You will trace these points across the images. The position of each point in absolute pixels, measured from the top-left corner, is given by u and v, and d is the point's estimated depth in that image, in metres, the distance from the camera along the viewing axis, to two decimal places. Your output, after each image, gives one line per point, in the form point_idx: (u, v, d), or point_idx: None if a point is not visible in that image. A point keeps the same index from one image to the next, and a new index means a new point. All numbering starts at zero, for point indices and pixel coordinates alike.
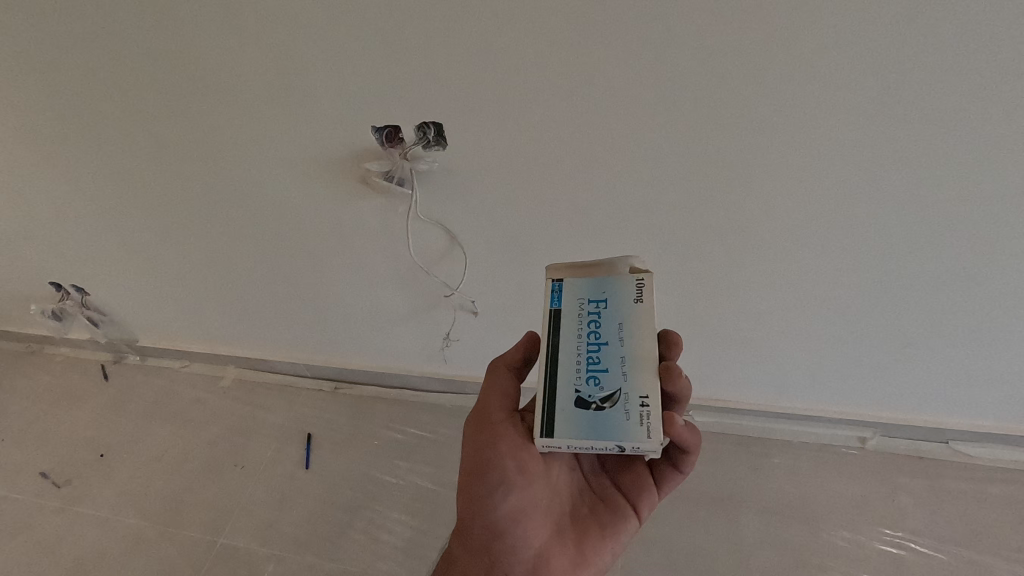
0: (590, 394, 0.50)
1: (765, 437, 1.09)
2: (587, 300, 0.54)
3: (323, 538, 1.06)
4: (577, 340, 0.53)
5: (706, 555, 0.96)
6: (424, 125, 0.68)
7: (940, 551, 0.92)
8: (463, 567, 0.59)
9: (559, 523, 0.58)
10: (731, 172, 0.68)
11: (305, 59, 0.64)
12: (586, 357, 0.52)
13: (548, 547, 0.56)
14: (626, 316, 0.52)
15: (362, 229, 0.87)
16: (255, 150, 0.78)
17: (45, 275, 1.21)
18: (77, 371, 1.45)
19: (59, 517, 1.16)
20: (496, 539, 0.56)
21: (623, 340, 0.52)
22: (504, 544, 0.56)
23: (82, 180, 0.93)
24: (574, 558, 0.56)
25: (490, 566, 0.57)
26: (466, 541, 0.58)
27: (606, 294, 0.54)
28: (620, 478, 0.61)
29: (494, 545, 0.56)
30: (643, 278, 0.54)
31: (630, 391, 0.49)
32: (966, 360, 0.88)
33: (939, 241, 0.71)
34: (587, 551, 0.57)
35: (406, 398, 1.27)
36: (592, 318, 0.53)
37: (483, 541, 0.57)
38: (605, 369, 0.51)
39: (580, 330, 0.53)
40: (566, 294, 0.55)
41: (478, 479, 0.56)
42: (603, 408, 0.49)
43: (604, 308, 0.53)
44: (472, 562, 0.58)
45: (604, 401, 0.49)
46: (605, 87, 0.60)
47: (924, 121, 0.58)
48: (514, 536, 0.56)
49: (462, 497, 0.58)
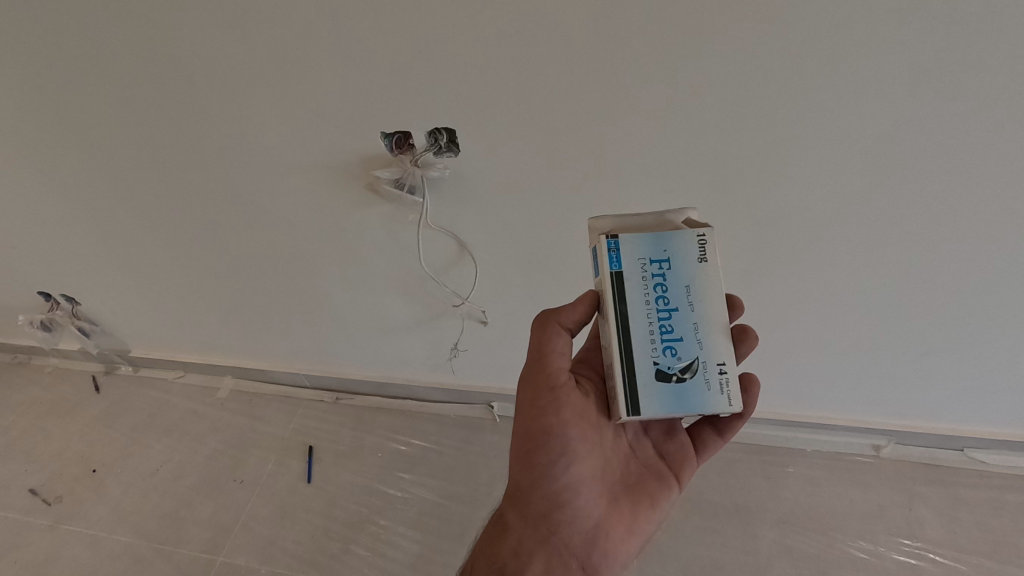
0: (668, 365, 0.51)
1: (777, 446, 1.08)
2: (649, 260, 0.52)
3: (327, 555, 1.03)
4: (646, 307, 0.52)
5: (722, 568, 0.95)
6: (435, 132, 0.65)
7: (960, 562, 0.91)
8: (518, 535, 0.60)
9: (612, 491, 0.59)
10: (755, 181, 0.66)
11: (314, 63, 0.61)
12: (658, 325, 0.51)
13: (605, 516, 0.58)
14: (693, 279, 0.52)
15: (370, 238, 0.85)
16: (258, 158, 0.75)
17: (34, 285, 1.17)
18: (67, 382, 1.41)
19: (51, 535, 1.12)
20: (556, 508, 0.58)
21: (692, 305, 0.52)
22: (563, 512, 0.58)
23: (76, 187, 0.89)
24: (629, 525, 0.58)
25: (547, 534, 0.59)
26: (522, 511, 0.60)
27: (667, 253, 0.52)
28: (665, 447, 0.62)
29: (553, 513, 0.58)
30: (704, 234, 0.52)
31: (708, 359, 0.51)
32: (984, 368, 0.87)
33: (965, 251, 0.70)
34: (641, 519, 0.59)
35: (409, 408, 1.24)
36: (657, 281, 0.52)
37: (542, 510, 0.59)
38: (680, 338, 0.51)
39: (648, 295, 0.52)
40: (627, 255, 0.52)
41: (539, 450, 0.57)
42: (683, 379, 0.51)
43: (668, 269, 0.52)
44: (527, 530, 0.59)
45: (683, 371, 0.51)
46: (627, 94, 0.58)
47: (955, 129, 0.56)
48: (573, 505, 0.58)
49: (519, 466, 0.59)
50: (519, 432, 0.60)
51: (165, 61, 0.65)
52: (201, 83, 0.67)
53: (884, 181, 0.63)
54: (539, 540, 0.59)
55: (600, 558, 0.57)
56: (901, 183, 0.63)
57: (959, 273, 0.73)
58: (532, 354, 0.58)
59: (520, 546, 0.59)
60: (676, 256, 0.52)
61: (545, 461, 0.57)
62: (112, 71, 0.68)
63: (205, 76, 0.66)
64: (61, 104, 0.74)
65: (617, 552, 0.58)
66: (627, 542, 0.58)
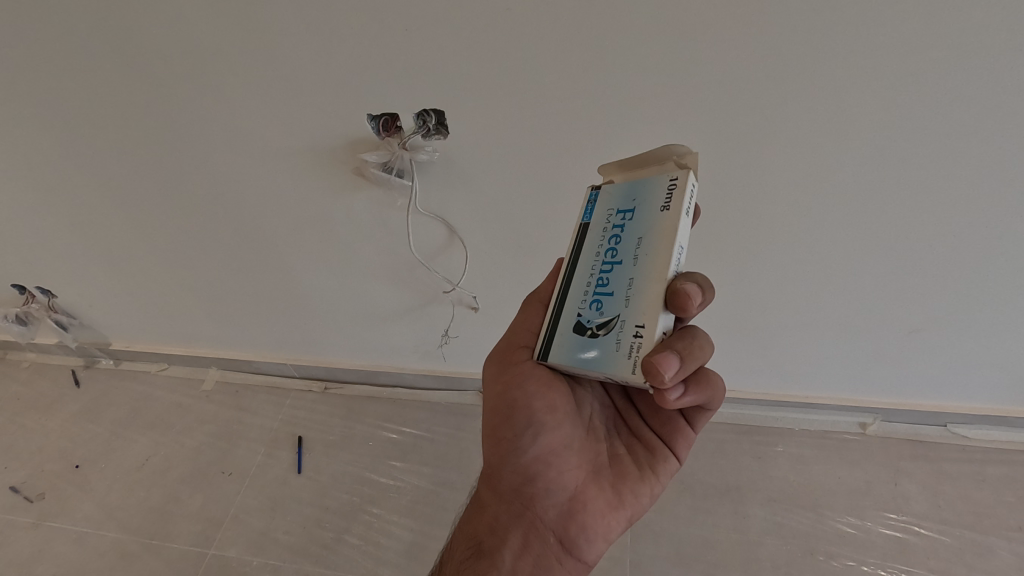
0: (589, 319, 0.47)
1: (765, 426, 1.10)
2: (616, 211, 0.49)
3: (319, 545, 1.02)
4: (594, 258, 0.49)
5: (714, 547, 0.96)
6: (423, 113, 0.64)
7: (945, 533, 0.93)
8: (494, 514, 0.60)
9: (593, 463, 0.57)
10: (746, 165, 0.66)
11: (296, 43, 0.59)
12: (597, 277, 0.48)
13: (582, 489, 0.56)
14: (647, 230, 0.46)
15: (357, 224, 0.83)
16: (241, 144, 0.74)
17: (6, 277, 1.14)
18: (46, 377, 1.37)
19: (33, 532, 1.09)
20: (529, 482, 0.57)
21: (636, 259, 0.46)
22: (537, 487, 0.57)
23: (47, 175, 0.86)
24: (610, 500, 0.56)
25: (522, 510, 0.58)
26: (497, 487, 0.60)
27: (635, 201, 0.48)
28: (653, 417, 0.59)
29: (527, 488, 0.57)
30: (679, 179, 0.45)
31: (627, 320, 0.44)
32: (967, 346, 0.88)
33: (951, 233, 0.71)
34: (624, 493, 0.56)
35: (399, 397, 1.24)
36: (613, 235, 0.48)
37: (514, 484, 0.58)
38: (610, 293, 0.47)
39: (601, 247, 0.49)
40: (599, 207, 0.50)
41: (505, 422, 0.58)
42: (599, 335, 0.47)
43: (628, 219, 0.47)
44: (504, 508, 0.59)
45: (600, 327, 0.47)
46: (620, 79, 0.57)
47: (946, 107, 0.56)
48: (546, 478, 0.57)
49: (493, 440, 0.60)
50: (490, 404, 0.61)
51: (139, 44, 0.63)
52: (179, 68, 0.64)
53: (876, 165, 0.63)
54: (515, 515, 0.58)
55: (578, 533, 0.56)
56: (890, 167, 0.63)
57: (945, 255, 0.74)
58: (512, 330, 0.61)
59: (496, 523, 0.59)
60: (643, 202, 0.47)
61: (511, 436, 0.58)
62: (81, 53, 0.65)
63: (183, 61, 0.64)
64: (31, 88, 0.71)
65: (597, 528, 0.55)
66: (607, 516, 0.55)
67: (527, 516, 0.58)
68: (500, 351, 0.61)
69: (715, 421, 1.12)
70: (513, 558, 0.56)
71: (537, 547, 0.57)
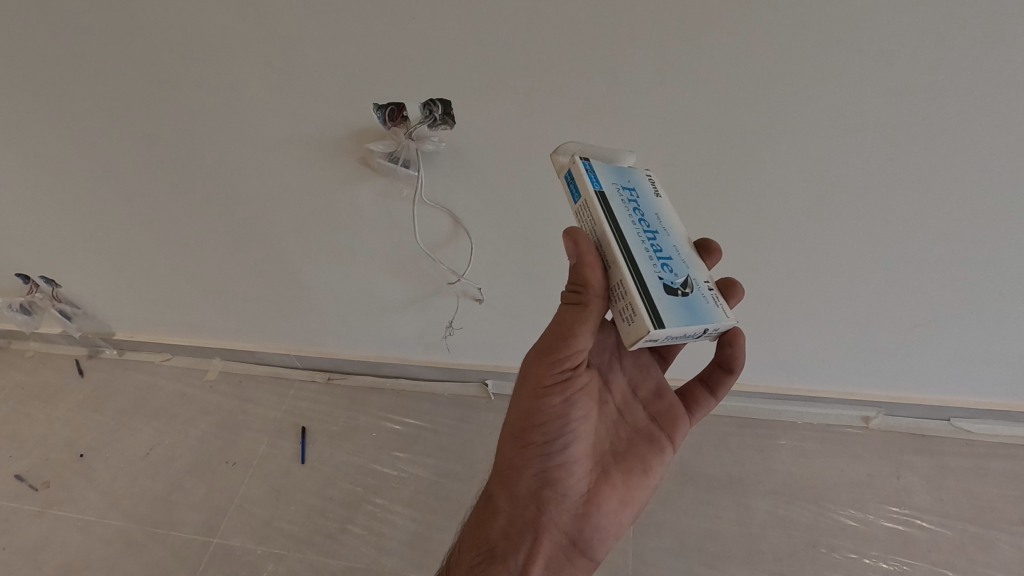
0: (671, 280, 0.45)
1: (769, 419, 1.10)
2: (618, 186, 0.48)
3: (323, 535, 1.03)
4: (632, 224, 0.46)
5: (717, 539, 0.96)
6: (430, 103, 0.63)
7: (947, 527, 0.94)
8: (507, 517, 0.60)
9: (603, 462, 0.59)
10: (756, 157, 0.65)
11: (303, 31, 0.58)
12: (648, 242, 0.46)
13: (596, 489, 0.58)
14: (660, 207, 0.49)
15: (362, 214, 0.83)
16: (247, 134, 0.73)
17: (10, 267, 1.14)
18: (50, 367, 1.38)
19: (38, 520, 1.10)
20: (546, 487, 0.58)
21: (668, 229, 0.48)
22: (553, 491, 0.58)
23: (51, 163, 0.86)
24: (621, 498, 0.58)
25: (537, 514, 0.58)
26: (512, 490, 0.59)
27: (629, 182, 0.49)
28: (653, 409, 0.62)
29: (544, 492, 0.58)
30: (651, 173, 0.52)
31: (698, 277, 0.46)
32: (974, 340, 0.88)
33: (961, 226, 0.70)
34: (632, 489, 0.59)
35: (402, 388, 1.24)
36: (632, 206, 0.47)
37: (531, 488, 0.58)
38: (671, 255, 0.46)
39: (629, 214, 0.47)
40: (600, 178, 0.48)
41: (534, 428, 0.56)
42: (688, 295, 0.45)
43: (638, 195, 0.48)
44: (516, 511, 0.59)
45: (683, 286, 0.45)
46: (630, 69, 0.57)
47: (959, 100, 0.56)
48: (564, 482, 0.57)
49: (513, 445, 0.58)
50: (515, 409, 0.58)
51: (144, 32, 0.62)
52: (184, 56, 0.64)
53: (886, 158, 0.63)
54: (528, 519, 0.59)
55: (591, 533, 0.58)
56: (901, 159, 0.63)
57: (953, 249, 0.74)
58: (551, 332, 0.53)
59: (510, 527, 0.59)
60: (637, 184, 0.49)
61: (537, 440, 0.57)
62: (85, 40, 0.64)
63: (189, 50, 0.63)
64: (35, 76, 0.71)
65: (608, 525, 0.58)
66: (619, 513, 0.58)
67: (542, 520, 0.58)
68: (539, 354, 0.54)
69: (718, 414, 1.12)
70: (526, 561, 0.57)
71: (551, 548, 0.58)
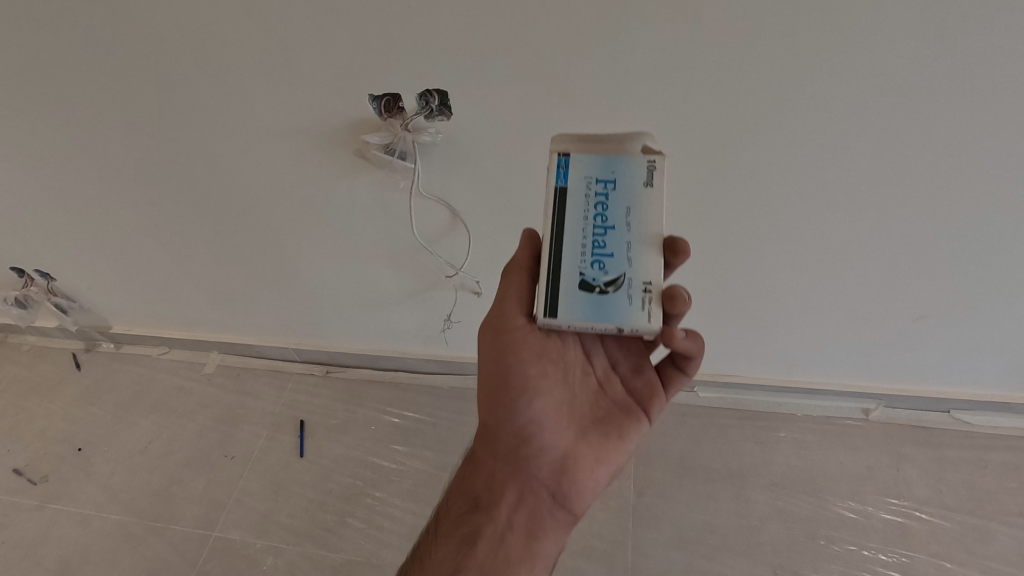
0: (594, 278, 0.51)
1: (769, 411, 1.10)
2: (595, 180, 0.53)
3: (323, 528, 1.03)
4: (583, 220, 0.52)
5: (716, 531, 0.96)
6: (427, 94, 0.62)
7: (946, 519, 0.94)
8: (490, 472, 0.63)
9: (579, 425, 0.60)
10: (758, 149, 0.64)
11: (294, 20, 0.57)
12: (591, 238, 0.52)
13: (572, 449, 0.59)
14: (635, 201, 0.52)
15: (358, 206, 0.82)
16: (240, 125, 0.72)
17: (5, 260, 1.13)
18: (46, 360, 1.37)
19: (37, 515, 1.10)
20: (522, 444, 0.60)
21: (629, 225, 0.52)
22: (529, 448, 0.60)
23: (43, 155, 0.85)
24: (597, 457, 0.59)
25: (517, 469, 0.61)
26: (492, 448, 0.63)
27: (614, 174, 0.53)
28: (632, 381, 0.62)
29: (520, 449, 0.60)
30: (654, 159, 0.54)
31: (635, 277, 0.51)
32: (976, 332, 0.87)
33: (965, 218, 0.69)
34: (609, 451, 0.59)
35: (401, 380, 1.24)
36: (597, 201, 0.52)
37: (508, 446, 0.61)
38: (611, 254, 0.51)
39: (586, 210, 0.52)
40: (576, 172, 0.53)
41: (501, 391, 0.59)
42: (607, 292, 0.51)
43: (612, 189, 0.52)
44: (498, 465, 0.62)
45: (607, 284, 0.51)
46: (629, 60, 0.56)
47: (965, 91, 0.54)
48: (538, 440, 0.59)
49: (486, 407, 0.62)
50: (484, 375, 0.62)
51: (133, 23, 0.61)
52: (175, 47, 0.63)
53: (890, 150, 0.62)
54: (510, 473, 0.62)
55: (569, 486, 0.59)
56: (905, 151, 0.62)
57: (954, 241, 0.73)
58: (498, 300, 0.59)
59: (493, 480, 0.62)
60: (623, 176, 0.53)
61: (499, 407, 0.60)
62: (74, 31, 0.63)
63: (179, 41, 0.62)
64: (24, 68, 0.69)
65: (585, 481, 0.59)
66: (595, 471, 0.59)
67: (522, 473, 0.61)
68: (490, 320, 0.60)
69: (717, 406, 1.12)
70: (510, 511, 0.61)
71: (532, 499, 0.61)
